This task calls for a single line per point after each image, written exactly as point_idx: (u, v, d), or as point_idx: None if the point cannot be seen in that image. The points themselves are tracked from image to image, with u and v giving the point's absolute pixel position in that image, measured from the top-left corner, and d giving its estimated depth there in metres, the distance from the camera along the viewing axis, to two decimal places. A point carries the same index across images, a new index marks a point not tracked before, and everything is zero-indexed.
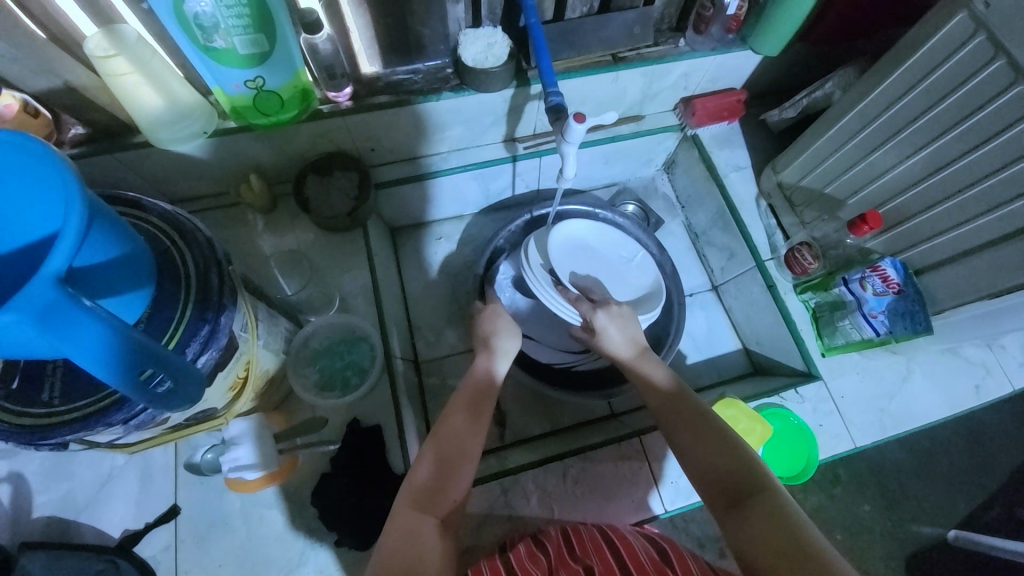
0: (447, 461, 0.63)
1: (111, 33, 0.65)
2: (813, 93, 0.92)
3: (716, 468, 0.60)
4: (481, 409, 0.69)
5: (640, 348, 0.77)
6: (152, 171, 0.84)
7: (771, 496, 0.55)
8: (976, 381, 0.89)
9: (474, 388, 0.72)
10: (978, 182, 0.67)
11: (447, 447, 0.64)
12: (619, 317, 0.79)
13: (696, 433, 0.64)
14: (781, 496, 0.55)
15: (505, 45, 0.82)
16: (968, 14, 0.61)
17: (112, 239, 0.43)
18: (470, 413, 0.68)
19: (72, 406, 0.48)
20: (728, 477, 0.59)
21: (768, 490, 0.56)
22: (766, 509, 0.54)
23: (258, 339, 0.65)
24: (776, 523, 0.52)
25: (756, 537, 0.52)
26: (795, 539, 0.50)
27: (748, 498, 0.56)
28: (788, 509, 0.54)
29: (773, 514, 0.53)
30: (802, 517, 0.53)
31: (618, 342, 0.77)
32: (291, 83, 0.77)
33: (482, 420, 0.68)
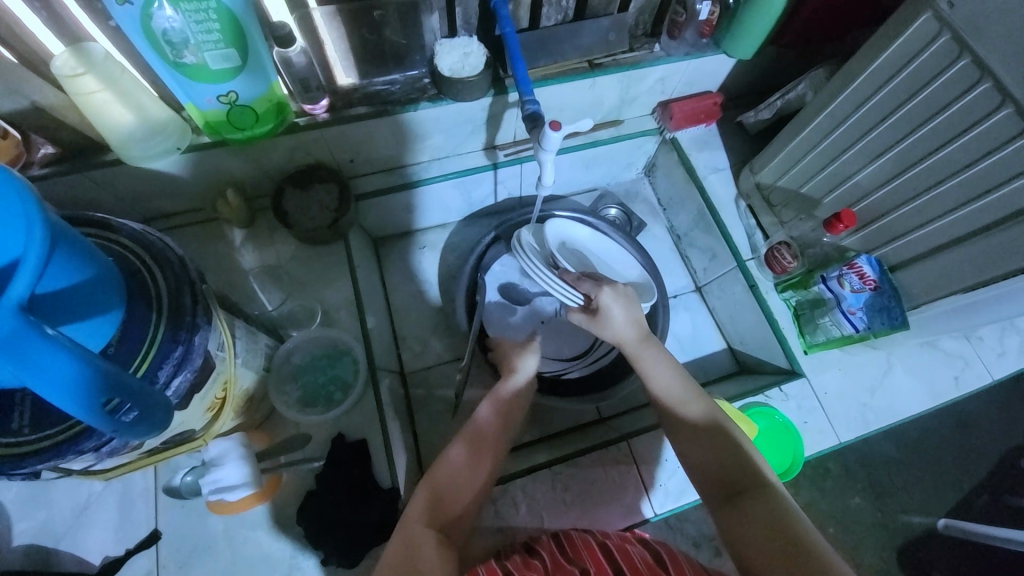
0: (444, 482, 0.63)
1: (79, 51, 0.64)
2: (786, 94, 0.94)
3: (712, 466, 0.60)
4: (482, 447, 0.67)
5: (643, 333, 0.71)
6: (127, 188, 0.82)
7: (766, 492, 0.55)
8: (955, 372, 0.90)
9: (483, 414, 0.70)
10: (946, 179, 0.68)
11: (456, 473, 0.64)
12: (623, 296, 0.73)
13: (688, 431, 0.63)
14: (776, 492, 0.55)
15: (481, 54, 0.83)
16: (931, 15, 0.62)
17: (78, 262, 0.42)
18: (477, 442, 0.67)
19: (42, 434, 0.46)
20: (724, 475, 0.59)
21: (763, 486, 0.56)
22: (761, 507, 0.54)
23: (237, 357, 0.64)
24: (773, 521, 0.52)
25: (755, 536, 0.52)
26: (792, 536, 0.51)
27: (744, 494, 0.56)
28: (782, 505, 0.54)
29: (769, 511, 0.53)
30: (797, 512, 0.54)
31: (621, 324, 0.71)
32: (265, 97, 0.77)
33: (487, 451, 0.67)
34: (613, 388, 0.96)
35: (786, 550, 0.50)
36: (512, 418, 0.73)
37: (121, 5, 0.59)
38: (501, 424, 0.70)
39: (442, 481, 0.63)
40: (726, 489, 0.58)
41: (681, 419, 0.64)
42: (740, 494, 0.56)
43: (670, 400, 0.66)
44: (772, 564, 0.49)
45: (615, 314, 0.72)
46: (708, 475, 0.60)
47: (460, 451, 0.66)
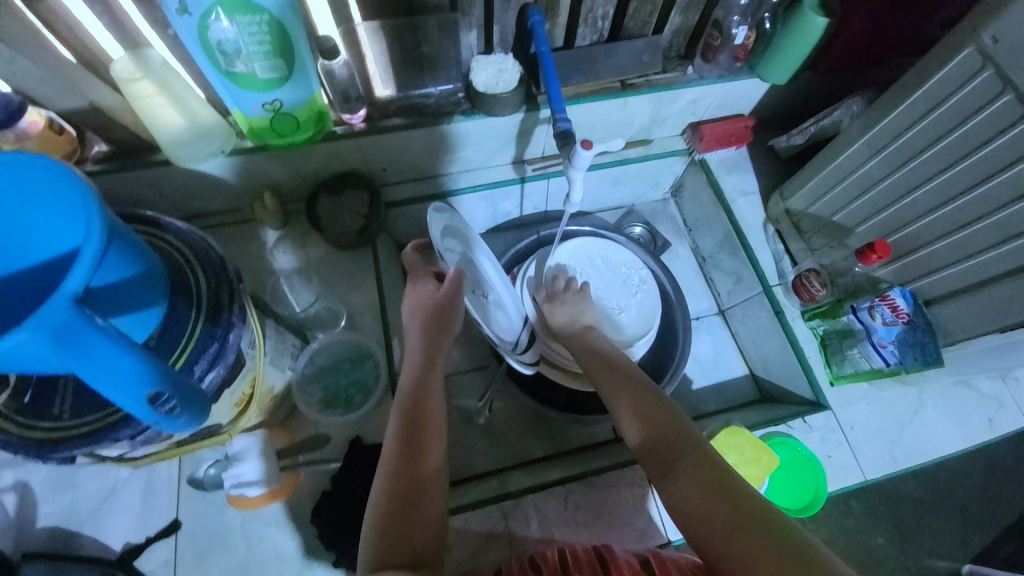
0: (402, 479, 0.56)
1: (137, 57, 0.68)
2: (821, 121, 0.93)
3: (648, 437, 0.58)
4: (422, 428, 0.61)
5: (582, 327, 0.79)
6: (170, 187, 0.86)
7: (702, 455, 0.54)
8: (990, 414, 0.86)
9: (404, 405, 0.63)
10: (987, 215, 0.67)
11: (399, 460, 0.58)
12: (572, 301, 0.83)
13: (624, 408, 0.62)
14: (709, 454, 0.54)
15: (515, 71, 0.84)
16: (975, 49, 0.61)
17: (129, 259, 0.44)
18: (411, 437, 0.59)
19: (80, 420, 0.49)
20: (658, 442, 0.56)
21: (696, 451, 0.54)
22: (696, 471, 0.52)
23: (265, 356, 0.65)
24: (709, 484, 0.51)
25: (697, 503, 0.50)
26: (737, 499, 0.49)
27: (676, 463, 0.54)
28: (715, 463, 0.53)
29: (705, 476, 0.51)
30: (731, 474, 0.52)
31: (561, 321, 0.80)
32: (307, 106, 0.79)
33: (430, 431, 0.61)
34: None
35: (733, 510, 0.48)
36: (432, 410, 0.63)
37: (181, 16, 0.63)
38: (424, 411, 0.62)
39: (392, 474, 0.57)
40: (660, 466, 0.55)
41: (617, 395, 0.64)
42: (672, 466, 0.54)
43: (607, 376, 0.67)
44: (729, 531, 0.48)
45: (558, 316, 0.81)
46: (646, 452, 0.57)
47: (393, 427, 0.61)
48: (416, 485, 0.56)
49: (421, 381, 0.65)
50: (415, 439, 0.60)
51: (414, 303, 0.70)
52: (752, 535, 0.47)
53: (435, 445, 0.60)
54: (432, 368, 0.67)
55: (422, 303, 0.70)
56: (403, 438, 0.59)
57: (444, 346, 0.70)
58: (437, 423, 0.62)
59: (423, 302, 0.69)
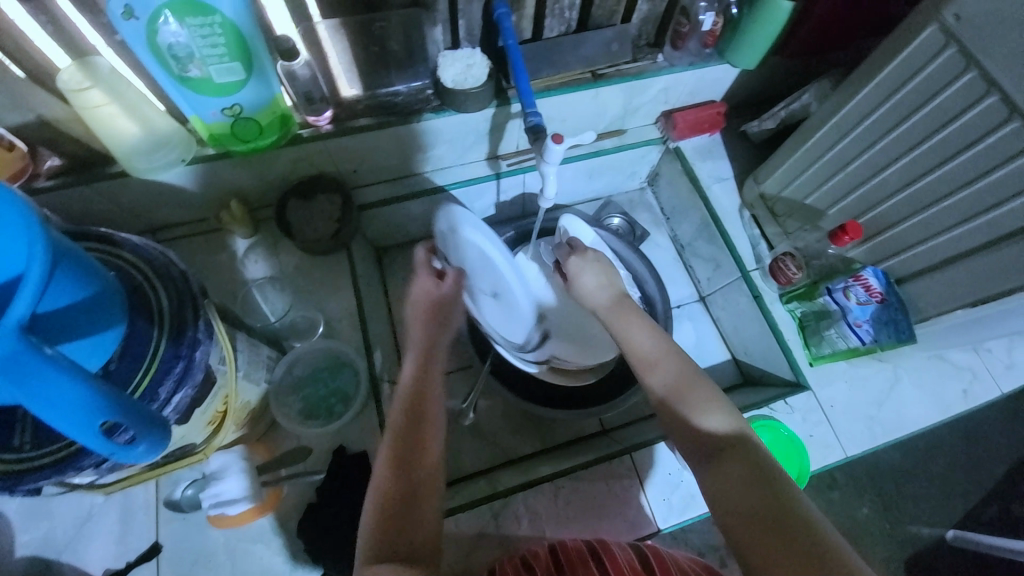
0: (402, 468, 0.56)
1: (85, 65, 0.65)
2: (791, 104, 0.94)
3: (693, 431, 0.56)
4: (426, 417, 0.61)
5: (615, 298, 0.70)
6: (131, 200, 0.83)
7: (746, 448, 0.52)
8: (964, 385, 0.89)
9: (411, 393, 0.63)
10: (952, 193, 0.68)
11: (400, 451, 0.57)
12: (594, 263, 0.72)
13: (664, 398, 0.59)
14: (757, 449, 0.52)
15: (484, 65, 0.83)
16: (938, 27, 0.61)
17: (80, 280, 0.42)
18: (411, 426, 0.60)
19: (43, 451, 0.46)
20: (703, 436, 0.55)
21: (741, 445, 0.53)
22: (741, 464, 0.51)
23: (238, 371, 0.63)
24: (753, 475, 0.50)
25: (738, 492, 0.49)
26: (775, 491, 0.48)
27: (720, 454, 0.53)
28: (760, 457, 0.51)
29: (749, 467, 0.50)
30: (783, 476, 0.50)
31: (592, 290, 0.70)
32: (269, 109, 0.77)
33: (429, 421, 0.61)
34: (616, 399, 0.95)
35: (776, 501, 0.47)
36: (433, 399, 0.63)
37: (127, 20, 0.60)
38: (427, 400, 0.62)
39: (392, 466, 0.56)
40: (705, 452, 0.54)
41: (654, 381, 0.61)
42: (719, 455, 0.53)
43: (641, 360, 0.63)
44: (759, 520, 0.47)
45: (586, 281, 0.71)
46: (685, 438, 0.57)
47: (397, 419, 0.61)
48: (413, 474, 0.56)
49: (427, 370, 0.66)
50: (419, 430, 0.60)
51: (419, 301, 0.71)
52: (784, 532, 0.45)
53: (436, 435, 0.60)
54: (437, 360, 0.68)
55: (422, 301, 0.71)
56: (405, 426, 0.60)
57: (443, 342, 0.70)
58: (435, 412, 0.62)
59: (423, 300, 0.71)
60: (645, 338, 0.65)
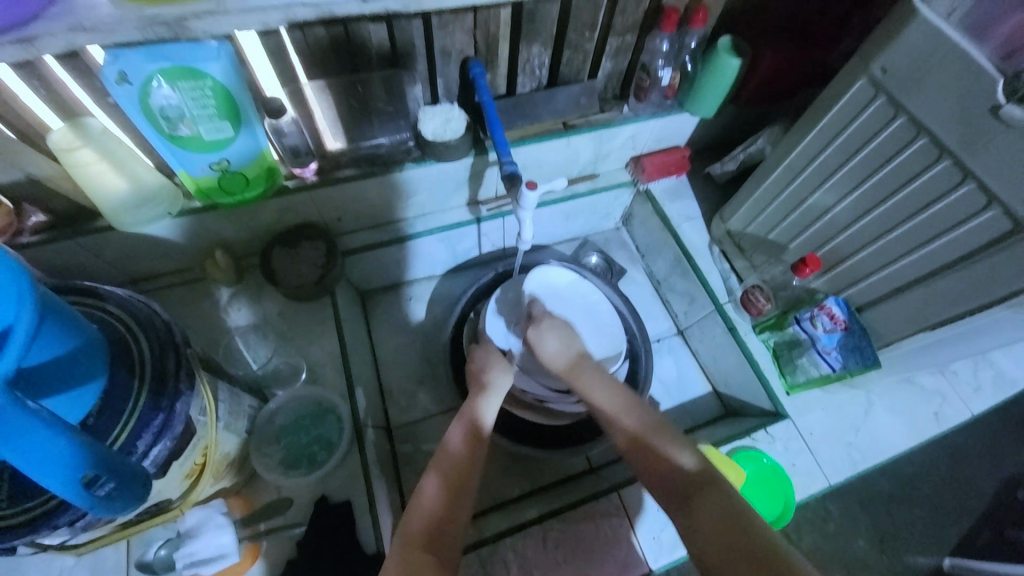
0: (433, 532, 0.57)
1: (77, 127, 0.68)
2: (748, 148, 1.01)
3: (669, 474, 0.58)
4: (461, 495, 0.61)
5: (574, 358, 0.76)
6: (115, 252, 0.84)
7: (719, 487, 0.54)
8: (934, 408, 0.92)
9: (443, 465, 0.62)
10: (898, 226, 0.73)
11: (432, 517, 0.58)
12: (553, 326, 0.80)
13: (644, 445, 0.62)
14: (724, 485, 0.54)
15: (462, 118, 0.89)
16: (867, 80, 0.69)
17: (64, 333, 0.43)
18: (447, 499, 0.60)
19: (19, 508, 0.46)
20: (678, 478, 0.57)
21: (713, 482, 0.55)
22: (713, 501, 0.53)
23: (219, 421, 0.63)
24: (726, 511, 0.51)
25: (712, 529, 0.51)
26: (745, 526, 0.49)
27: (694, 495, 0.55)
28: (730, 494, 0.53)
29: (721, 504, 0.52)
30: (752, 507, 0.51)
31: (554, 354, 0.77)
32: (257, 163, 0.80)
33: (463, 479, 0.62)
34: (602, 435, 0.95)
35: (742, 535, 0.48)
36: (468, 479, 0.62)
37: (120, 85, 0.64)
38: (464, 474, 0.62)
39: (423, 526, 0.57)
40: (679, 498, 0.56)
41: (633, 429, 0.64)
42: (691, 497, 0.55)
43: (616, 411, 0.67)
44: (731, 555, 0.48)
45: (547, 346, 0.78)
46: (662, 487, 0.58)
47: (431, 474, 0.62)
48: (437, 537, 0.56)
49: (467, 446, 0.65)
50: (455, 501, 0.60)
51: (468, 414, 0.69)
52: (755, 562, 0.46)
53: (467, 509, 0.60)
54: (480, 443, 0.66)
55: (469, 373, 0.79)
56: (443, 500, 0.59)
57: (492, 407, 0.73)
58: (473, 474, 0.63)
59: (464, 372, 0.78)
60: (622, 394, 0.69)
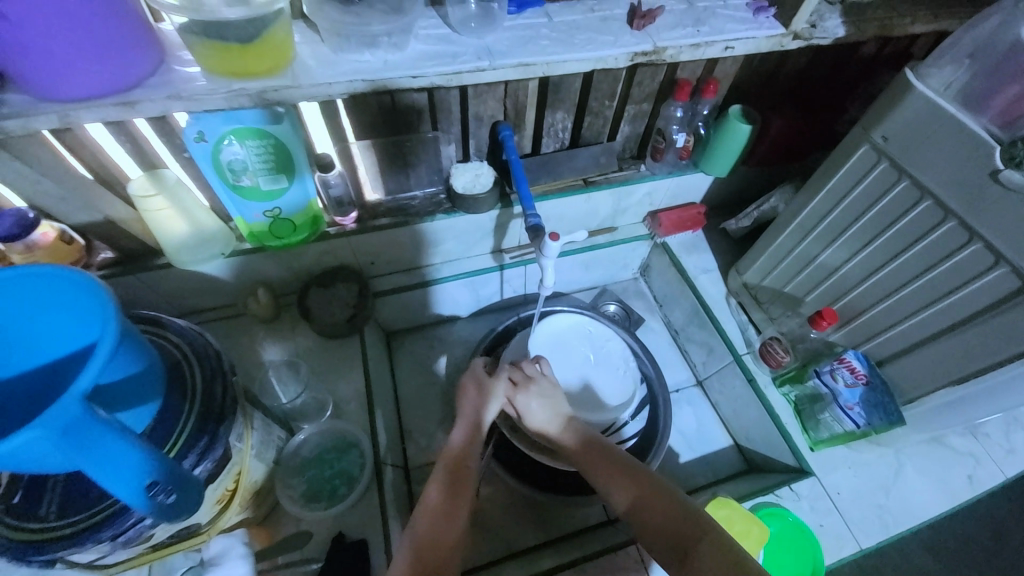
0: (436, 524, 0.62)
1: (154, 177, 0.77)
2: (762, 206, 1.06)
3: (662, 527, 0.61)
4: (460, 488, 0.66)
5: (563, 419, 0.77)
6: (169, 288, 0.92)
7: (713, 537, 0.57)
8: (968, 471, 0.88)
9: (450, 461, 0.69)
10: (910, 282, 0.75)
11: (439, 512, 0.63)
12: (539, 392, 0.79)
13: (631, 495, 0.64)
14: (722, 536, 0.57)
15: (491, 175, 0.97)
16: (869, 146, 0.74)
17: (134, 356, 0.48)
18: (450, 494, 0.65)
19: (66, 521, 0.48)
20: (673, 532, 0.60)
21: (705, 532, 0.58)
22: (709, 552, 0.56)
23: (252, 448, 0.66)
24: (725, 563, 0.54)
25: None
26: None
27: (694, 547, 0.57)
28: (728, 546, 0.56)
29: (719, 556, 0.55)
30: (745, 553, 0.55)
31: (541, 417, 0.77)
32: (304, 212, 0.89)
33: (465, 484, 0.67)
34: None
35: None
36: (469, 480, 0.68)
37: (198, 142, 0.73)
38: (465, 471, 0.68)
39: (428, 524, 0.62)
40: (679, 551, 0.58)
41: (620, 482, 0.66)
42: (691, 550, 0.57)
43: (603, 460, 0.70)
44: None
45: (534, 412, 0.77)
46: (661, 537, 0.61)
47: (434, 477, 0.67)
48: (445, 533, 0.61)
49: (469, 446, 0.71)
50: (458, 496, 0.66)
51: (468, 417, 0.76)
52: None
53: (466, 504, 0.65)
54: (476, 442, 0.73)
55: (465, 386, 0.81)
56: (446, 493, 0.65)
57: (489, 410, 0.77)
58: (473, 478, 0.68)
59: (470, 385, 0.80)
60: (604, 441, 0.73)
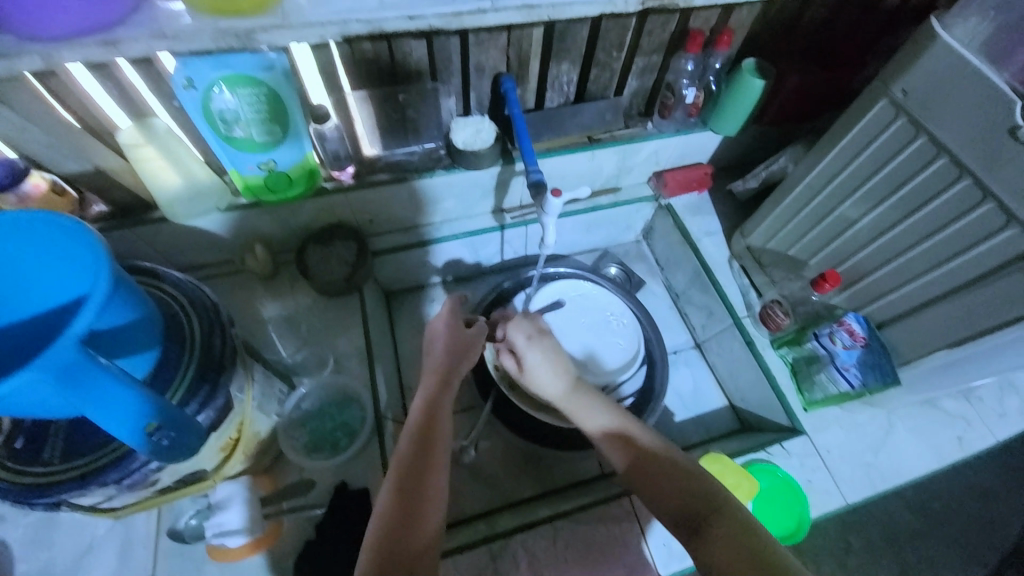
0: (407, 487, 0.61)
1: (142, 126, 0.75)
2: (771, 165, 1.03)
3: (676, 500, 0.63)
4: (431, 448, 0.64)
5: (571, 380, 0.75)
6: (165, 242, 0.91)
7: (726, 512, 0.59)
8: (958, 433, 0.90)
9: (415, 425, 0.66)
10: (917, 244, 0.74)
11: (407, 477, 0.61)
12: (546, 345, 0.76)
13: (646, 471, 0.66)
14: (736, 510, 0.59)
15: (491, 129, 0.94)
16: (887, 101, 0.71)
17: (130, 304, 0.47)
18: (419, 452, 0.63)
19: (70, 464, 0.50)
20: (686, 505, 0.62)
21: (717, 507, 0.60)
22: (722, 528, 0.57)
23: (253, 400, 0.67)
24: (738, 535, 0.56)
25: (725, 555, 0.55)
26: (760, 553, 0.54)
27: (706, 519, 0.59)
28: (743, 520, 0.58)
29: (734, 531, 0.57)
30: (758, 530, 0.57)
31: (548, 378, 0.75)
32: (300, 165, 0.86)
33: (436, 446, 0.65)
34: None
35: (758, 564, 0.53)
36: (439, 441, 0.65)
37: (186, 90, 0.70)
38: (435, 430, 0.65)
39: (396, 492, 0.60)
40: (693, 520, 0.60)
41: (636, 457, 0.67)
42: (705, 520, 0.59)
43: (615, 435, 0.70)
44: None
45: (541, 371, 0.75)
46: (674, 508, 0.63)
47: (405, 441, 0.65)
48: (417, 500, 0.60)
49: (439, 401, 0.68)
50: (426, 456, 0.63)
51: (430, 372, 0.71)
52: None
53: (440, 463, 0.63)
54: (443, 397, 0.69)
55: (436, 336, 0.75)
56: (413, 454, 0.63)
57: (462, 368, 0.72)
58: (445, 437, 0.65)
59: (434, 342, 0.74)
60: (612, 412, 0.73)
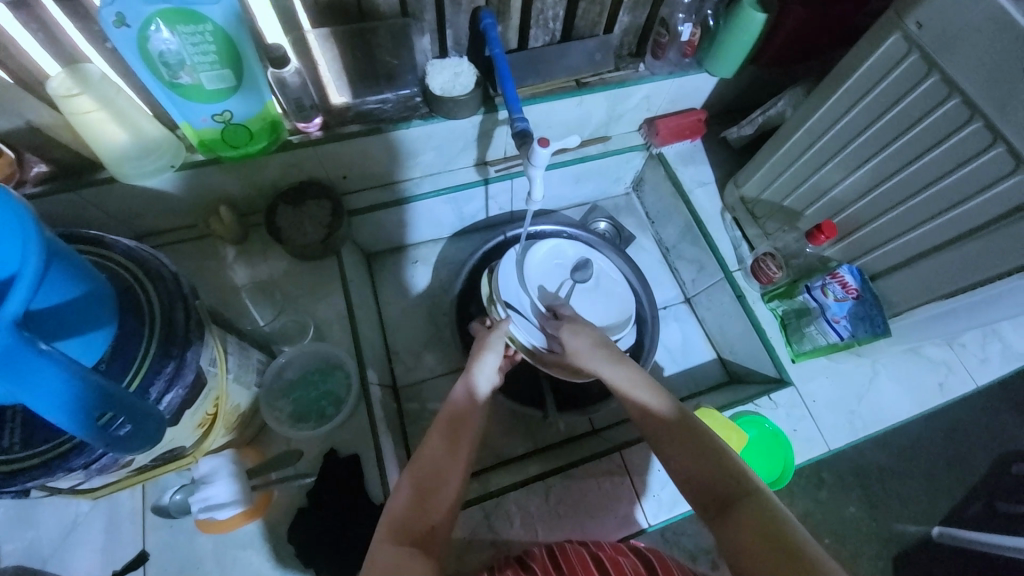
0: (424, 485, 0.58)
1: (75, 72, 0.64)
2: (767, 111, 0.96)
3: (703, 479, 0.56)
4: (459, 440, 0.63)
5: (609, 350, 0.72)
6: (120, 207, 0.83)
7: (757, 499, 0.52)
8: (940, 379, 0.92)
9: (449, 418, 0.65)
10: (922, 190, 0.71)
11: (424, 467, 0.59)
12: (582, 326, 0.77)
13: (675, 444, 0.59)
14: (768, 499, 0.52)
15: (471, 73, 0.85)
16: (900, 35, 0.65)
17: (72, 279, 0.43)
18: (448, 445, 0.62)
19: (31, 451, 0.46)
20: (711, 488, 0.55)
21: (751, 494, 0.52)
22: (750, 512, 0.50)
23: (228, 374, 0.64)
24: (766, 527, 0.49)
25: (747, 544, 0.49)
26: (791, 552, 0.46)
27: (730, 505, 0.52)
28: (773, 514, 0.50)
29: (763, 518, 0.50)
30: (789, 520, 0.50)
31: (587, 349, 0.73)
32: (260, 116, 0.78)
33: (464, 445, 0.63)
34: (605, 399, 0.96)
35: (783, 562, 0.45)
36: (471, 435, 0.65)
37: (117, 28, 0.60)
38: (461, 424, 0.65)
39: (414, 485, 0.58)
40: (717, 501, 0.54)
41: (669, 428, 0.60)
42: (730, 504, 0.52)
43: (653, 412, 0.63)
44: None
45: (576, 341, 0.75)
46: (697, 485, 0.56)
47: (437, 437, 0.62)
48: (439, 484, 0.58)
49: (471, 402, 0.68)
50: (457, 446, 0.62)
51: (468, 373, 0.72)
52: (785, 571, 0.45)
53: (466, 457, 0.62)
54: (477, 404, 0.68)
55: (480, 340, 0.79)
56: (440, 447, 0.61)
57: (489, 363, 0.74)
58: (473, 438, 0.64)
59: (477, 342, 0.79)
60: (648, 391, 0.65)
